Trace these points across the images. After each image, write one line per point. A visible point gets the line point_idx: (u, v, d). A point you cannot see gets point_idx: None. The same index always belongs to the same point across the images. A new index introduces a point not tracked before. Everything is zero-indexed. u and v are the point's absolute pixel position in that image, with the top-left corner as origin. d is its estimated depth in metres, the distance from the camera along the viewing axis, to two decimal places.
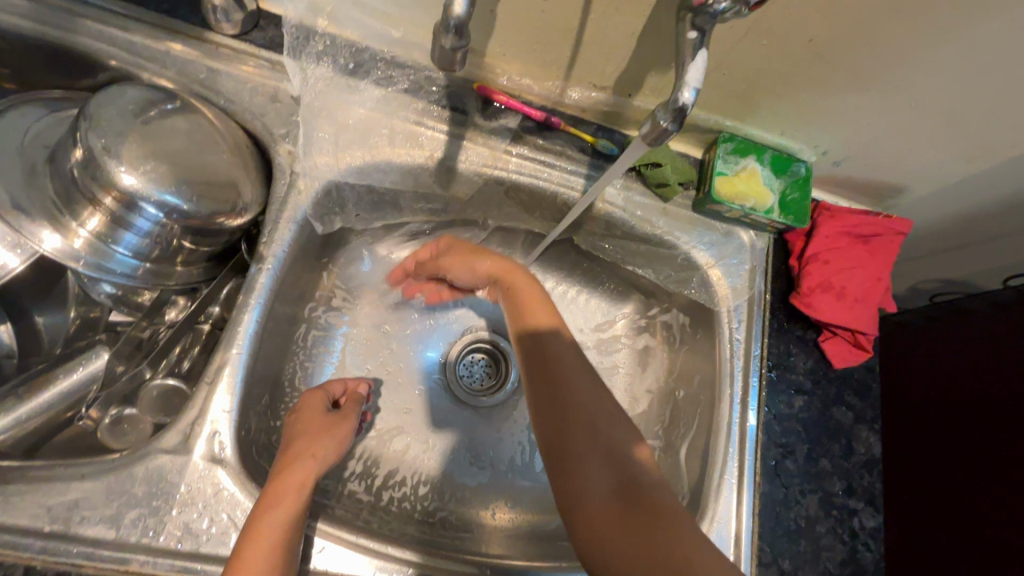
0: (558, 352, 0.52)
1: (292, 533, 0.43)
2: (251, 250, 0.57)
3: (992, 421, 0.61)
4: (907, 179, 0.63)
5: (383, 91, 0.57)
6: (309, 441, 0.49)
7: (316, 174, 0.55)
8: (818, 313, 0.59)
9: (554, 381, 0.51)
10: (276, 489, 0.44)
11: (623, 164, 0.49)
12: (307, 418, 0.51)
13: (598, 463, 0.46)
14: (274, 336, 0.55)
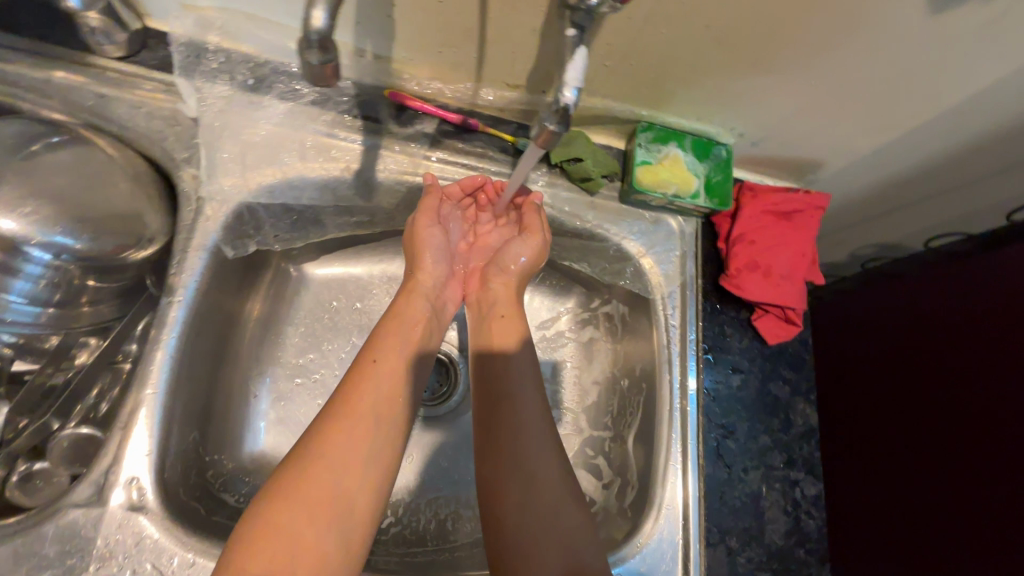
0: (518, 416, 0.53)
1: (367, 472, 0.44)
2: (158, 282, 0.54)
3: (955, 376, 0.66)
4: (823, 154, 0.64)
5: (289, 106, 0.55)
6: (376, 381, 0.49)
7: (224, 198, 0.52)
8: (748, 293, 0.60)
9: (503, 448, 0.52)
10: (341, 427, 0.45)
11: (532, 162, 0.48)
12: (388, 353, 0.52)
13: (544, 538, 0.47)
14: (197, 369, 0.53)
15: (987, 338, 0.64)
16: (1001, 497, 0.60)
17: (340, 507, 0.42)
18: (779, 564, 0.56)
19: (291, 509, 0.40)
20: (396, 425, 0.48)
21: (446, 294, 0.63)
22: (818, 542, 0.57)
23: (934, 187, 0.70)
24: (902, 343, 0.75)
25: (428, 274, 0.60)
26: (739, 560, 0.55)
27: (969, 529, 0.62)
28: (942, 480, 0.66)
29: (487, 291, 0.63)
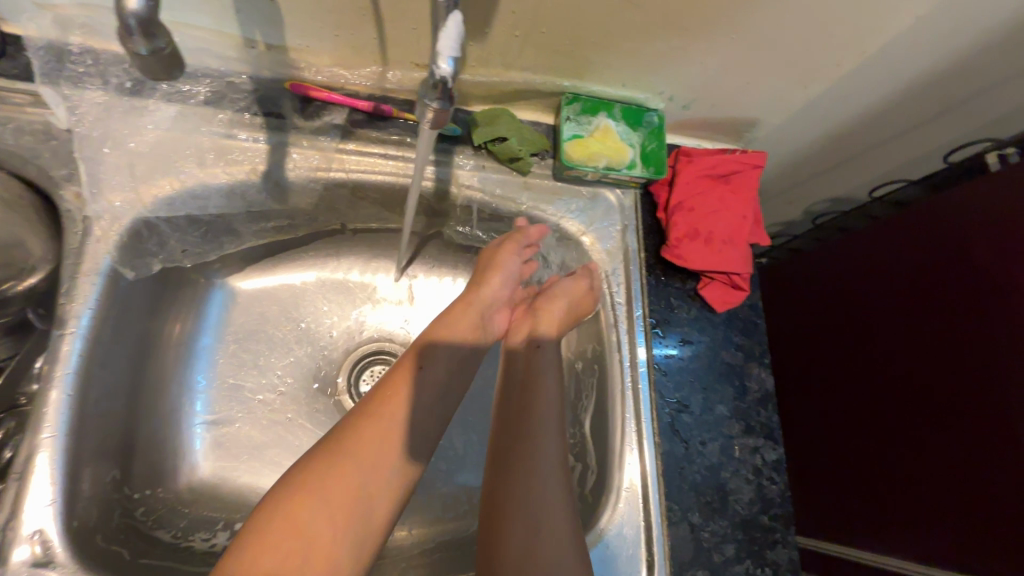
0: (540, 405, 0.51)
1: (366, 499, 0.41)
2: (43, 316, 0.49)
3: (949, 315, 0.67)
4: (756, 111, 0.62)
5: (178, 108, 0.50)
6: (409, 385, 0.47)
7: (114, 215, 0.48)
8: (691, 263, 0.58)
9: (512, 470, 0.48)
10: (375, 428, 0.44)
11: (428, 142, 0.45)
12: (432, 360, 0.49)
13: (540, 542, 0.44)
14: (108, 401, 0.49)
15: (985, 283, 0.64)
16: (996, 432, 0.61)
17: (359, 509, 0.40)
18: (745, 535, 0.55)
19: (310, 508, 0.39)
20: (424, 433, 0.46)
21: (496, 315, 0.57)
22: (781, 507, 0.56)
23: (876, 136, 0.70)
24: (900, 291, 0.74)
25: (495, 286, 0.56)
26: (704, 536, 0.54)
27: (965, 473, 0.64)
28: (948, 426, 0.66)
29: (541, 319, 0.57)
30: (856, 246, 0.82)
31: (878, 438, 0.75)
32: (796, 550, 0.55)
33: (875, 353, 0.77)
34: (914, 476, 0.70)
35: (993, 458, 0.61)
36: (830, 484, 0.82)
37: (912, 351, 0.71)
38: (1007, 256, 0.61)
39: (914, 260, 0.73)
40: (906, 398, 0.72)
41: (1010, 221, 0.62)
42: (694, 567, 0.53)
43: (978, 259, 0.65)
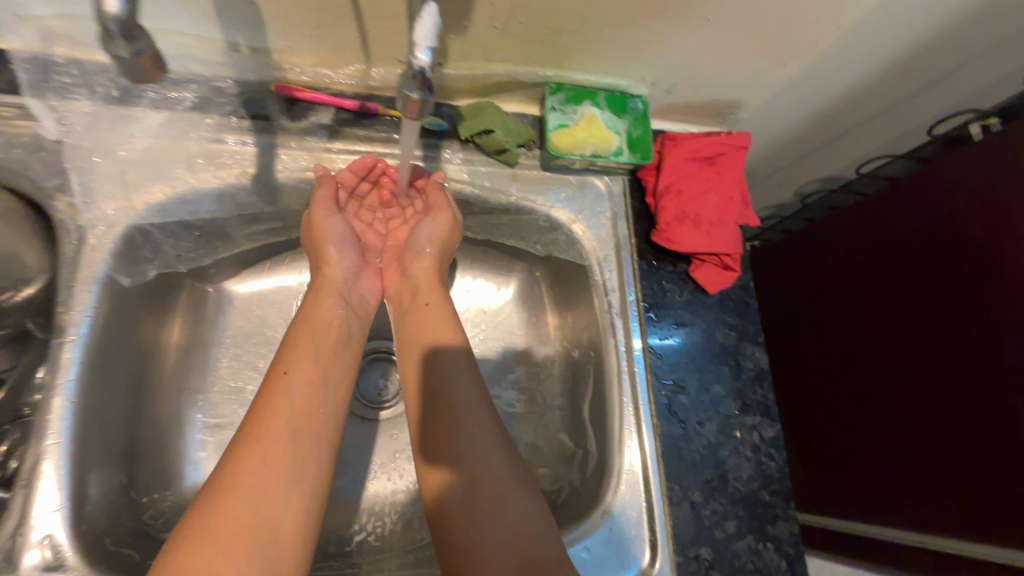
0: (449, 406, 0.49)
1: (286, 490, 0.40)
2: (44, 326, 0.51)
3: (940, 286, 0.68)
4: (739, 93, 0.63)
5: (165, 115, 0.51)
6: (288, 397, 0.44)
7: (108, 223, 0.48)
8: (681, 245, 0.59)
9: (445, 431, 0.48)
10: (258, 450, 0.41)
11: (413, 137, 0.46)
12: (301, 363, 0.47)
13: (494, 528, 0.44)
14: (111, 406, 0.49)
15: (983, 256, 0.63)
16: (992, 397, 0.62)
17: (262, 536, 0.37)
18: (745, 510, 0.55)
19: (203, 550, 0.35)
20: (318, 442, 0.44)
21: (364, 287, 0.58)
22: (781, 482, 0.57)
23: (862, 113, 0.70)
24: (895, 269, 0.74)
25: (338, 267, 0.56)
26: (705, 513, 0.55)
27: (962, 440, 0.65)
28: (952, 402, 0.66)
29: (408, 280, 0.59)
30: (844, 223, 0.83)
31: (882, 417, 0.75)
32: (796, 523, 0.56)
33: (874, 333, 0.76)
34: (920, 454, 0.69)
35: (1000, 432, 0.61)
36: (829, 461, 0.83)
37: (912, 328, 0.71)
38: (1003, 229, 0.61)
39: (908, 238, 0.73)
40: (908, 376, 0.71)
41: (1003, 193, 0.62)
42: (698, 545, 0.53)
43: (973, 234, 0.65)
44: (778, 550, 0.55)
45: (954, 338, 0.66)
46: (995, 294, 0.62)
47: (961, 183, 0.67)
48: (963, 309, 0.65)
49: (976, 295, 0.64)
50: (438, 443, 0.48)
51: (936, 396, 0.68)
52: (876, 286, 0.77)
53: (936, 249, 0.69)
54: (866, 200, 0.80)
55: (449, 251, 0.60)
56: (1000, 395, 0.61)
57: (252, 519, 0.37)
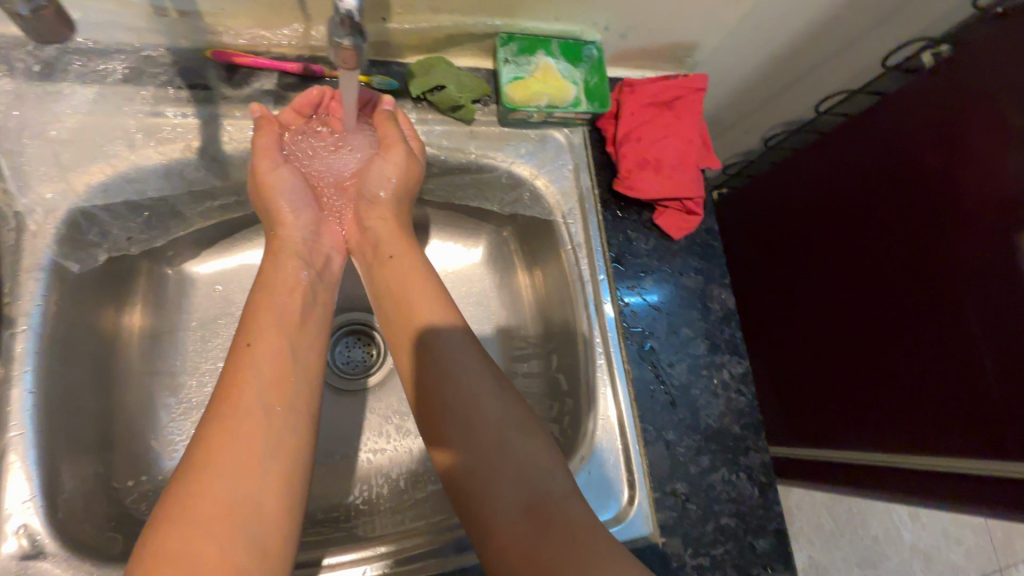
0: (438, 359, 0.48)
1: (265, 467, 0.39)
2: None
3: (903, 218, 0.70)
4: (694, 34, 0.62)
5: (95, 90, 0.48)
6: (254, 370, 0.43)
7: (47, 207, 0.46)
8: (642, 192, 0.59)
9: (437, 383, 0.47)
10: (225, 428, 0.39)
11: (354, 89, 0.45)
12: (264, 334, 0.45)
13: (498, 470, 0.44)
14: (74, 396, 0.48)
15: (944, 187, 0.65)
16: (953, 324, 0.65)
17: (245, 511, 0.37)
18: (718, 444, 0.58)
19: (178, 528, 0.34)
20: (294, 410, 0.43)
21: (325, 244, 0.56)
22: (751, 415, 0.59)
23: (821, 50, 0.70)
24: (860, 205, 0.76)
25: (291, 228, 0.53)
26: (680, 450, 0.56)
27: (923, 365, 0.68)
28: (916, 332, 0.69)
29: (368, 233, 0.57)
30: (804, 161, 0.84)
31: (848, 348, 0.78)
32: (767, 452, 0.59)
33: (842, 265, 0.78)
34: (886, 380, 0.73)
35: (961, 358, 0.64)
36: (802, 394, 0.86)
37: (880, 260, 0.73)
38: (961, 161, 0.63)
39: (872, 173, 0.74)
40: (875, 309, 0.74)
41: (960, 126, 0.63)
42: (674, 480, 0.56)
43: (931, 166, 0.66)
44: (750, 478, 0.57)
45: (918, 268, 0.68)
46: (958, 225, 0.64)
47: (918, 116, 0.68)
48: (928, 240, 0.67)
49: (939, 226, 0.66)
50: (430, 398, 0.47)
51: (901, 325, 0.71)
52: (841, 223, 0.78)
53: (898, 184, 0.70)
54: (826, 136, 0.80)
55: (409, 195, 0.56)
56: (962, 320, 0.64)
57: (231, 497, 0.36)
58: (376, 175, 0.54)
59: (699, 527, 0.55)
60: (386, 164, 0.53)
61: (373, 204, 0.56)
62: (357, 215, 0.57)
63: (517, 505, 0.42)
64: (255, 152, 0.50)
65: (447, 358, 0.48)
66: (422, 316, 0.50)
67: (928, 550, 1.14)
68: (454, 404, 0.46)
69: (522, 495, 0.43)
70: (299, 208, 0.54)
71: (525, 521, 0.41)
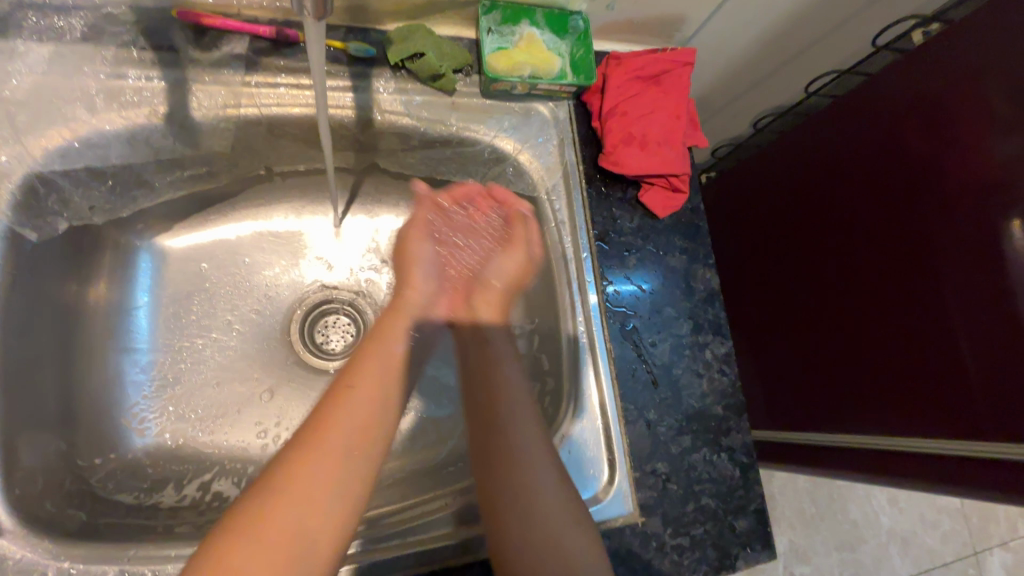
0: (507, 411, 0.49)
1: (333, 506, 0.37)
2: None
3: (891, 203, 0.69)
4: (683, 7, 0.60)
5: (52, 48, 0.46)
6: (351, 408, 0.40)
7: (2, 172, 0.44)
8: (627, 168, 0.57)
9: (504, 441, 0.48)
10: (307, 459, 0.38)
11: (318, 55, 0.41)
12: (367, 376, 0.42)
13: (543, 520, 0.45)
14: (33, 372, 0.46)
15: (933, 173, 0.65)
16: (935, 310, 0.65)
17: (300, 544, 0.36)
18: (699, 425, 0.57)
19: (242, 550, 0.34)
20: (374, 456, 0.40)
21: (435, 314, 0.53)
22: (733, 396, 0.59)
23: (814, 28, 0.68)
24: (847, 188, 0.75)
25: (416, 292, 0.51)
26: (660, 430, 0.56)
27: (907, 350, 0.68)
28: (899, 319, 0.69)
29: (473, 317, 0.54)
30: (791, 143, 0.83)
31: (831, 331, 0.78)
32: (748, 433, 0.58)
33: (828, 248, 0.78)
34: (868, 365, 0.73)
35: (941, 344, 0.65)
36: (784, 377, 0.86)
37: (866, 245, 0.73)
38: (948, 147, 0.63)
39: (858, 159, 0.73)
40: (859, 296, 0.74)
41: (946, 110, 0.63)
42: (654, 460, 0.55)
43: (920, 150, 0.66)
44: (731, 459, 0.57)
45: (903, 254, 0.68)
46: (943, 211, 0.64)
47: (905, 100, 0.67)
48: (915, 226, 0.67)
49: (927, 213, 0.65)
50: (494, 448, 0.48)
51: (884, 310, 0.71)
52: (827, 206, 0.78)
53: (887, 168, 0.70)
54: (813, 120, 0.79)
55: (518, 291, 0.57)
56: (945, 306, 0.64)
57: (296, 529, 0.36)
58: (495, 266, 0.54)
59: (679, 507, 0.54)
60: (514, 254, 0.54)
61: (486, 290, 0.55)
62: (468, 295, 0.55)
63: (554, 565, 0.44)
64: (410, 224, 0.54)
65: (510, 412, 0.49)
66: (495, 367, 0.51)
67: (904, 535, 1.16)
68: (509, 457, 0.47)
69: (559, 559, 0.44)
70: (428, 280, 0.52)
71: None
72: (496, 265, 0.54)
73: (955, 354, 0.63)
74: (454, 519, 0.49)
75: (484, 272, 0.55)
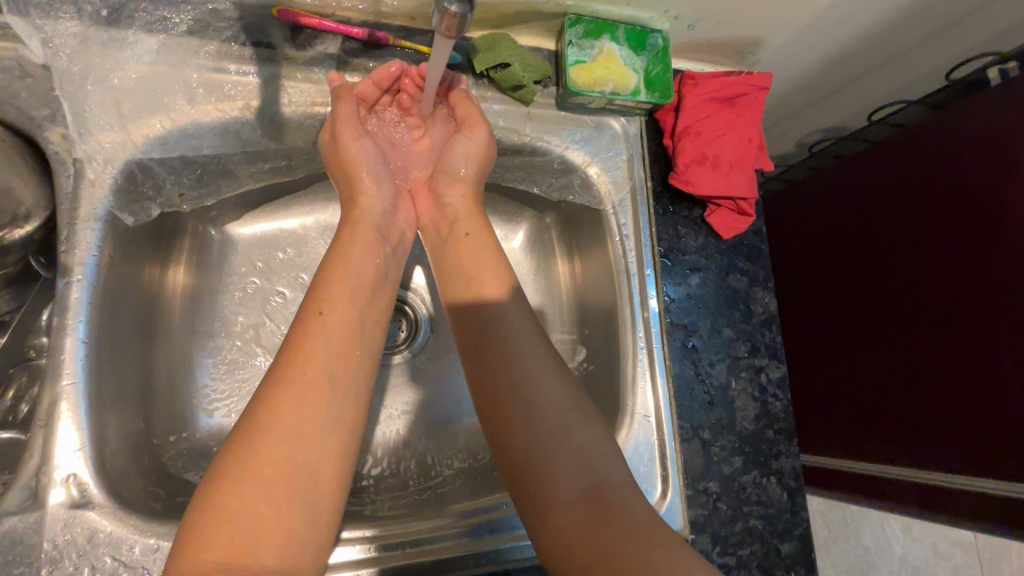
0: (506, 336, 0.49)
1: (326, 434, 0.39)
2: (47, 265, 0.50)
3: (947, 234, 0.69)
4: (761, 31, 0.60)
5: (160, 40, 0.47)
6: (323, 336, 0.43)
7: (106, 157, 0.46)
8: (697, 188, 0.58)
9: (494, 363, 0.48)
10: (289, 394, 0.39)
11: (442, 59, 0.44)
12: (336, 302, 0.45)
13: (560, 453, 0.44)
14: (119, 350, 0.48)
15: (992, 210, 0.65)
16: (983, 344, 0.66)
17: (301, 475, 0.37)
18: (751, 446, 0.58)
19: (246, 488, 0.35)
20: (355, 380, 0.43)
21: (399, 220, 0.57)
22: (784, 420, 0.59)
23: (889, 55, 0.68)
24: (902, 216, 0.75)
25: (373, 198, 0.53)
26: (713, 450, 0.57)
27: (953, 382, 0.69)
28: (942, 350, 0.70)
29: (444, 209, 0.58)
30: (846, 167, 0.84)
31: (875, 355, 0.79)
32: (798, 458, 0.59)
33: (876, 274, 0.79)
34: (910, 393, 0.74)
35: (989, 382, 0.66)
36: (825, 401, 0.87)
37: (914, 275, 0.73)
38: (1009, 185, 0.63)
39: (916, 189, 0.73)
40: (906, 325, 0.74)
41: (1011, 151, 0.63)
42: (707, 478, 0.56)
43: (982, 186, 0.66)
44: (780, 483, 0.58)
45: (954, 287, 0.69)
46: (1000, 251, 0.64)
47: (977, 134, 0.67)
48: (970, 262, 0.67)
49: (982, 249, 0.66)
50: (489, 369, 0.48)
51: (930, 340, 0.71)
52: (881, 233, 0.78)
53: (946, 201, 0.70)
54: (875, 147, 0.80)
55: (484, 174, 0.58)
56: (993, 342, 0.65)
57: (292, 463, 0.37)
58: (460, 154, 0.55)
59: (727, 527, 0.55)
60: (472, 145, 0.54)
61: (453, 185, 0.57)
62: (434, 189, 0.59)
63: (577, 489, 0.43)
64: (337, 121, 0.49)
65: (507, 329, 0.49)
66: (478, 304, 0.51)
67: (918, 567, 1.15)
68: (510, 381, 0.47)
69: (584, 482, 0.43)
70: (379, 180, 0.54)
71: (587, 506, 0.42)
72: (455, 150, 0.55)
73: (1001, 391, 0.64)
74: (467, 533, 0.49)
75: (450, 169, 0.56)
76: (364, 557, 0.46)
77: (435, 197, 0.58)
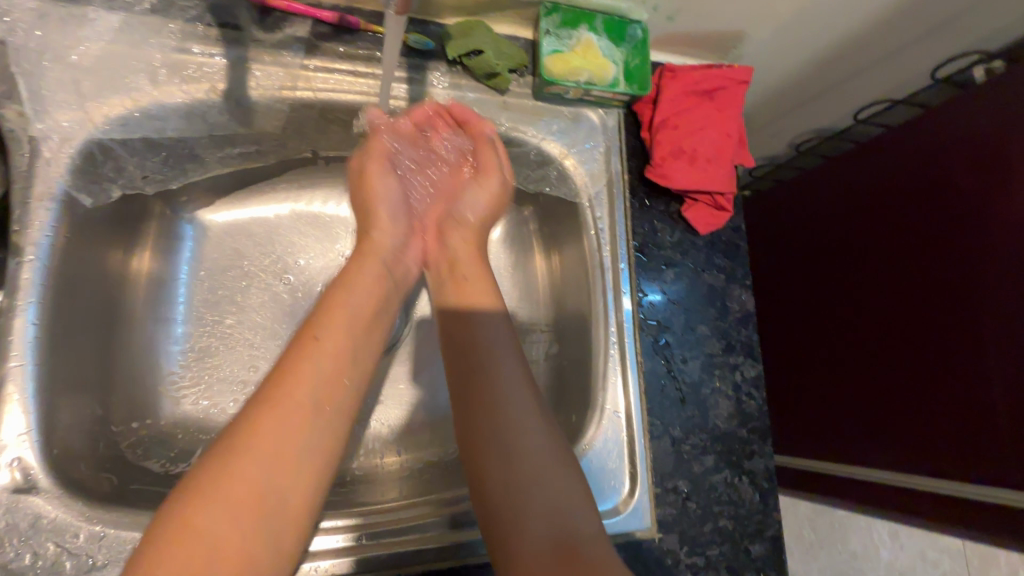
0: (496, 367, 0.46)
1: (303, 464, 0.34)
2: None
3: (933, 236, 0.68)
4: (742, 25, 0.59)
5: (122, 18, 0.47)
6: (318, 357, 0.38)
7: (63, 135, 0.45)
8: (673, 182, 0.57)
9: (489, 397, 0.45)
10: (274, 414, 0.34)
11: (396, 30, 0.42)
12: (336, 325, 0.41)
13: (540, 493, 0.41)
14: (74, 335, 0.47)
15: (976, 212, 0.64)
16: (965, 349, 0.64)
17: (270, 505, 0.32)
18: (723, 446, 0.57)
19: (209, 512, 0.30)
20: (342, 410, 0.38)
21: (409, 256, 0.53)
22: (759, 420, 0.58)
23: (875, 53, 0.67)
24: (889, 218, 0.74)
25: (386, 232, 0.52)
26: (684, 448, 0.56)
27: (935, 387, 0.68)
28: (927, 354, 0.69)
29: (446, 250, 0.55)
30: (833, 167, 0.83)
31: (860, 358, 0.78)
32: (772, 459, 0.58)
33: (863, 276, 0.78)
34: (894, 396, 0.73)
35: (969, 388, 0.64)
36: (808, 404, 0.86)
37: (902, 277, 0.72)
38: (994, 187, 0.62)
39: (905, 196, 0.72)
40: (891, 330, 0.73)
41: (998, 152, 0.61)
42: (676, 477, 0.55)
43: (967, 187, 0.65)
44: (752, 484, 0.57)
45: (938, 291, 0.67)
46: (984, 255, 0.63)
47: (962, 134, 0.66)
48: (954, 264, 0.66)
49: (968, 251, 0.64)
50: (476, 403, 0.45)
51: (914, 344, 0.70)
52: (869, 235, 0.77)
53: (931, 203, 0.69)
54: (861, 147, 0.78)
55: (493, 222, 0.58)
56: (974, 347, 0.64)
57: (263, 489, 0.32)
58: (474, 206, 0.56)
59: (697, 526, 0.54)
60: (484, 197, 0.55)
61: (457, 232, 0.56)
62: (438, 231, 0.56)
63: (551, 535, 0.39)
64: (367, 157, 0.52)
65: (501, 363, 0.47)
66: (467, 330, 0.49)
67: None
68: (497, 413, 0.44)
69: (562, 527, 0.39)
70: (395, 218, 0.53)
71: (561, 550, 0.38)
72: (470, 198, 0.56)
73: (981, 397, 0.63)
74: (447, 523, 0.48)
75: (460, 216, 0.56)
76: (346, 545, 0.46)
77: (438, 242, 0.56)
